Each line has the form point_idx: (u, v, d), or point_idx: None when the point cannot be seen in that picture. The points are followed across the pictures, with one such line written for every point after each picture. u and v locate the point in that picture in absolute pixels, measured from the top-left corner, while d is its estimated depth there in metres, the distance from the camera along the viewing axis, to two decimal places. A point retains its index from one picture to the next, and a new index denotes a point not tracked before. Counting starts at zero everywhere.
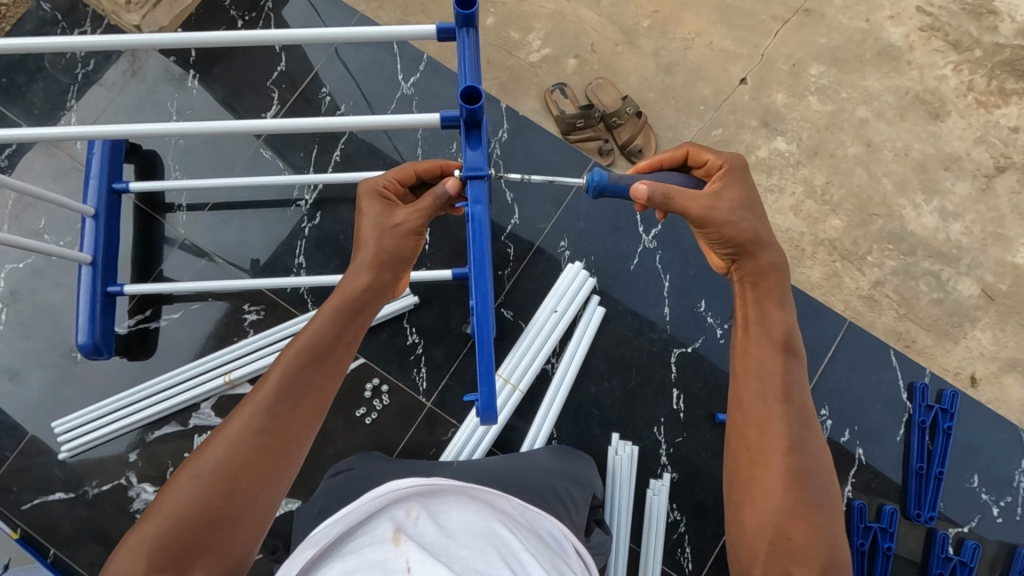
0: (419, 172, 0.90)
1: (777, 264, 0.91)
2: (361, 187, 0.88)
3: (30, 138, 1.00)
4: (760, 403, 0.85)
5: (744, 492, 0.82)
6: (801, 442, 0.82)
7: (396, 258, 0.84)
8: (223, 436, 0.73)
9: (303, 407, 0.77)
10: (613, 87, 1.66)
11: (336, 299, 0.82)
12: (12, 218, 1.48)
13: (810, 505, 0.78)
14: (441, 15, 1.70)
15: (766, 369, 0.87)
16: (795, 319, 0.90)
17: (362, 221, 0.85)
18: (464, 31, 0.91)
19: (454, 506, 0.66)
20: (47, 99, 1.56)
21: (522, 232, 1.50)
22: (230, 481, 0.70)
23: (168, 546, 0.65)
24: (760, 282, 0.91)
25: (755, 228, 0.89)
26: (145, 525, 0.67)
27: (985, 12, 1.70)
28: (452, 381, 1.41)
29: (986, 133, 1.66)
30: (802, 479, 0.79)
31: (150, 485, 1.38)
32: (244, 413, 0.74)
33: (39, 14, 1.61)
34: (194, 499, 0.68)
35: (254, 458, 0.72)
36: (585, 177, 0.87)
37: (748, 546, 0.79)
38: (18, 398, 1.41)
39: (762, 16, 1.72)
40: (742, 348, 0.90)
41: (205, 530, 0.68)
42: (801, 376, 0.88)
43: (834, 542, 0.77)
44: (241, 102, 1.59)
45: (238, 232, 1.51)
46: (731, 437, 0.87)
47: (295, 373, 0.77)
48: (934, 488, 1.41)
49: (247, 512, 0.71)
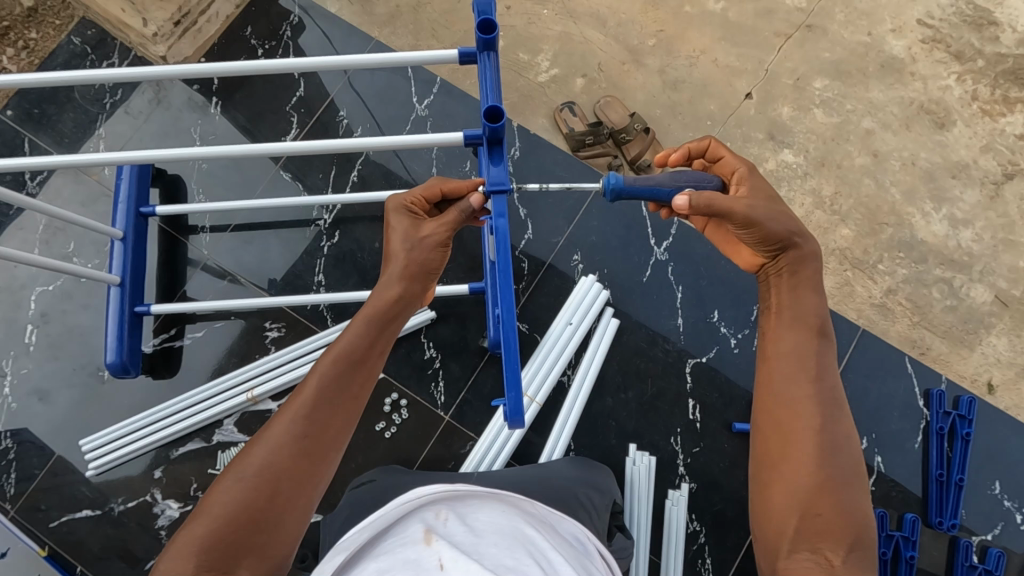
0: (444, 190, 0.92)
1: (812, 254, 0.93)
2: (389, 202, 0.91)
3: (56, 165, 1.05)
4: (791, 384, 0.87)
5: (774, 470, 0.83)
6: (831, 422, 0.84)
7: (424, 270, 0.87)
8: (264, 440, 0.75)
9: (338, 412, 0.79)
10: (621, 105, 1.70)
11: (369, 308, 0.84)
12: (42, 242, 1.53)
13: (839, 483, 0.80)
14: (452, 39, 1.76)
15: (799, 351, 0.89)
16: (828, 307, 0.92)
17: (391, 235, 0.88)
18: (485, 55, 0.95)
19: (481, 508, 0.68)
20: (76, 127, 1.62)
21: (535, 247, 1.53)
22: (272, 483, 0.72)
23: (214, 546, 0.68)
24: (797, 272, 0.93)
25: (792, 223, 0.91)
26: (192, 527, 0.69)
27: (986, 24, 1.73)
28: (469, 395, 1.43)
29: (992, 141, 1.68)
30: (832, 457, 0.81)
31: (174, 501, 1.40)
32: (284, 418, 0.77)
33: (69, 48, 1.68)
34: (238, 501, 0.71)
35: (293, 461, 0.75)
36: (604, 182, 0.86)
37: (775, 523, 0.81)
38: (47, 417, 1.45)
39: (764, 33, 1.76)
40: (774, 332, 0.93)
41: (248, 531, 0.70)
42: (831, 361, 0.90)
43: (860, 519, 0.79)
44: (261, 128, 1.64)
45: (258, 251, 1.55)
46: (759, 417, 0.89)
47: (332, 379, 0.80)
48: (955, 496, 1.40)
49: (288, 513, 0.73)
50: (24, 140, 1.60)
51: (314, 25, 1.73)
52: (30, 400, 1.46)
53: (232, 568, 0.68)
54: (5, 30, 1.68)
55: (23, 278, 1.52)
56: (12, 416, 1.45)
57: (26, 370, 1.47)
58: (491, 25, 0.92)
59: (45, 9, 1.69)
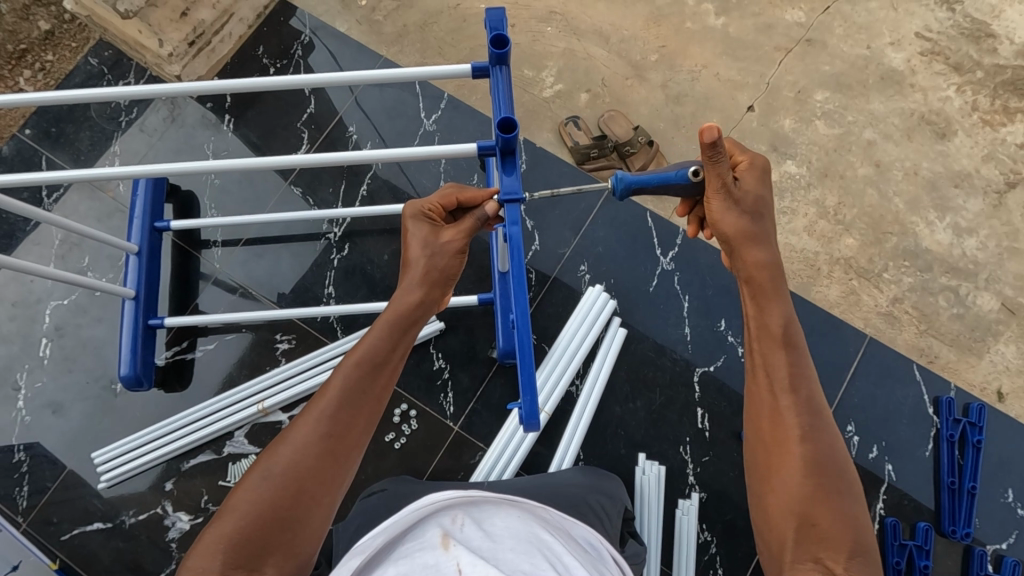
0: (461, 199, 0.93)
1: (773, 263, 0.93)
2: (406, 209, 0.91)
3: (70, 179, 1.06)
4: (768, 396, 0.88)
5: (765, 483, 0.84)
6: (813, 433, 0.84)
7: (443, 276, 0.89)
8: (288, 440, 0.77)
9: (362, 413, 0.81)
10: (624, 119, 1.73)
11: (391, 313, 0.86)
12: (58, 257, 1.56)
13: (830, 490, 0.80)
14: (459, 57, 1.80)
15: (770, 362, 0.90)
16: (792, 313, 0.92)
17: (409, 241, 0.89)
18: (498, 69, 0.98)
19: (498, 512, 0.69)
20: (92, 145, 1.66)
21: (542, 258, 1.55)
22: (298, 483, 0.75)
23: (242, 543, 0.70)
24: (752, 280, 0.94)
25: (748, 228, 0.93)
26: (219, 524, 0.72)
27: (984, 36, 1.76)
28: (478, 405, 1.43)
29: (994, 150, 1.70)
30: (819, 466, 0.81)
31: (185, 514, 1.40)
32: (309, 419, 0.78)
33: (86, 68, 1.73)
34: (265, 499, 0.73)
35: (318, 461, 0.76)
36: (611, 182, 0.91)
37: (776, 535, 0.80)
38: (60, 430, 1.46)
39: (765, 47, 1.79)
40: (747, 346, 0.93)
41: (274, 528, 0.72)
42: (806, 369, 0.89)
43: (856, 526, 0.78)
44: (272, 145, 1.68)
45: (270, 265, 1.57)
46: (748, 429, 0.90)
47: (355, 381, 0.81)
48: (968, 504, 1.39)
49: (313, 511, 0.75)
50: (41, 158, 1.64)
51: (323, 44, 1.78)
52: (44, 413, 1.47)
53: (259, 566, 0.71)
54: (22, 53, 1.73)
55: (39, 292, 1.54)
56: (26, 429, 1.46)
57: (41, 383, 1.49)
58: (503, 41, 0.95)
59: (62, 32, 1.75)
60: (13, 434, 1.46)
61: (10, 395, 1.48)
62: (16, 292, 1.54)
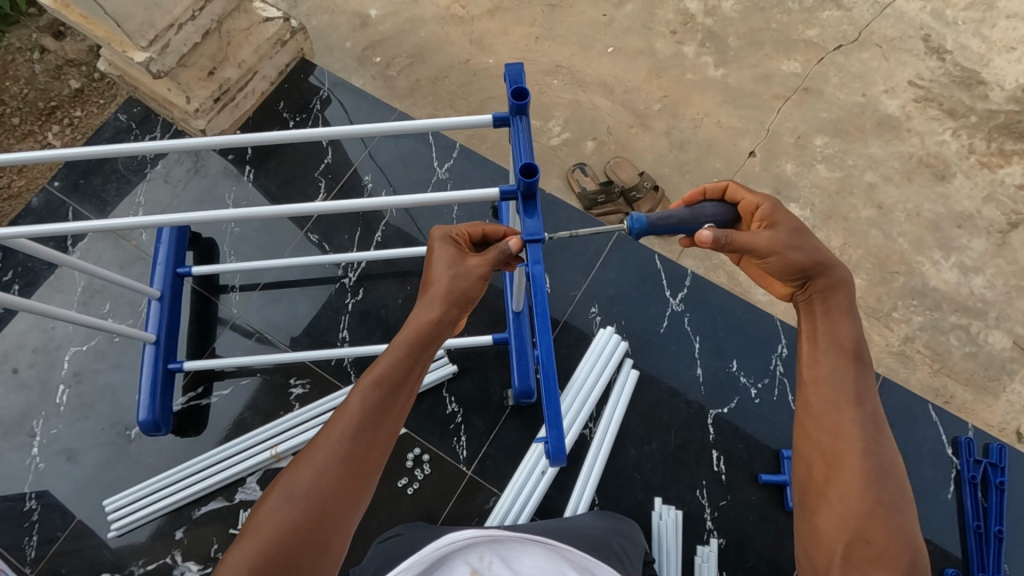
0: (484, 231, 0.96)
1: (845, 280, 0.92)
2: (433, 233, 0.93)
3: (85, 230, 1.06)
4: (832, 410, 0.88)
5: (820, 496, 0.84)
6: (876, 446, 0.84)
7: (465, 299, 0.89)
8: (309, 461, 0.78)
9: (381, 434, 0.82)
10: (630, 165, 1.79)
11: (410, 334, 0.86)
12: (80, 303, 1.60)
13: (888, 508, 0.79)
14: (469, 108, 1.88)
15: (837, 377, 0.89)
16: (862, 330, 0.92)
17: (432, 265, 0.90)
18: (518, 119, 1.03)
19: (523, 549, 0.73)
20: (117, 195, 1.72)
21: (553, 301, 1.57)
22: (320, 505, 0.75)
23: (265, 563, 0.70)
24: (829, 298, 0.93)
25: (816, 252, 0.91)
26: (241, 546, 0.72)
27: (975, 83, 1.83)
28: (491, 449, 1.43)
29: (994, 192, 1.73)
30: (879, 481, 0.81)
31: (195, 563, 1.38)
32: (329, 440, 0.79)
33: (115, 123, 1.81)
34: (286, 522, 0.73)
35: (338, 483, 0.77)
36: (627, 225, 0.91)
37: (825, 551, 0.80)
38: (72, 478, 1.45)
39: (764, 96, 1.87)
40: (810, 358, 0.93)
41: (297, 550, 0.73)
42: (871, 386, 0.90)
43: (914, 545, 0.77)
44: (290, 193, 1.73)
45: (286, 310, 1.60)
46: (802, 443, 0.89)
47: (374, 403, 0.82)
48: (997, 550, 1.35)
49: (333, 533, 0.76)
50: (68, 209, 1.70)
51: (339, 100, 1.86)
52: (57, 460, 1.47)
53: None
54: (52, 109, 1.82)
55: (60, 339, 1.57)
56: (39, 477, 1.46)
57: (56, 430, 1.49)
58: (524, 93, 1.00)
59: (92, 90, 1.85)
60: (26, 482, 1.45)
61: (25, 443, 1.48)
62: (37, 338, 1.57)
